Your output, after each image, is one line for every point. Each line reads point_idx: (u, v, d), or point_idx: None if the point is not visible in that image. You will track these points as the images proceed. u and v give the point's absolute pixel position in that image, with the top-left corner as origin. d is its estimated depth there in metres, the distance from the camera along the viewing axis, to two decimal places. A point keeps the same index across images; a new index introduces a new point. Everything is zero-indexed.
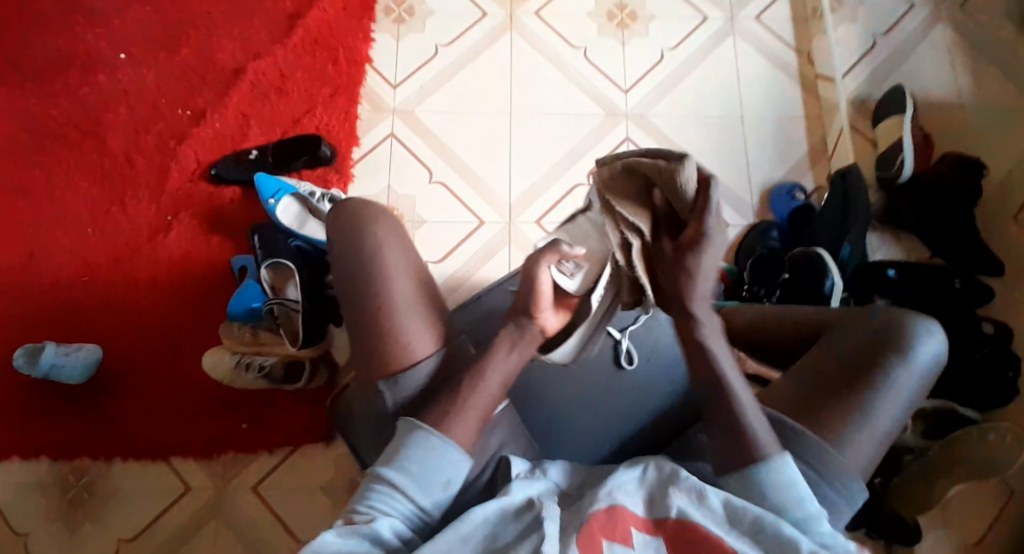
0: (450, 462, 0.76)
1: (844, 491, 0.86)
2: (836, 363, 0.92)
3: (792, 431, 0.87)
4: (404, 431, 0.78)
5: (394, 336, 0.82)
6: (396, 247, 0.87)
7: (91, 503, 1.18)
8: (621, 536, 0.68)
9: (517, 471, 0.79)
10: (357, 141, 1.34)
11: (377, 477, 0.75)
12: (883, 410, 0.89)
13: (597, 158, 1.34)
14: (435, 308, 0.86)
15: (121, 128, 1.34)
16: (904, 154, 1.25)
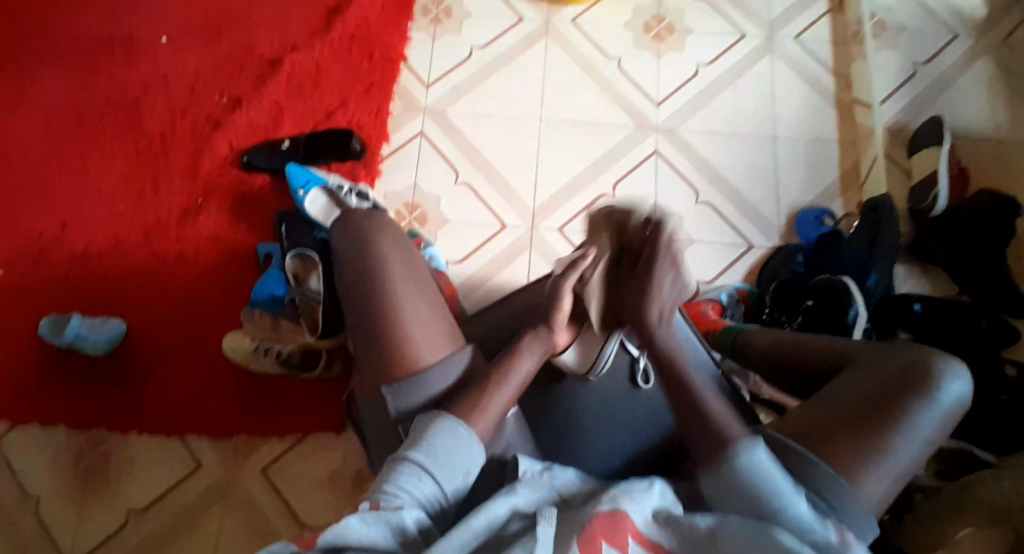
0: (472, 452, 0.80)
1: (855, 527, 0.82)
2: (855, 397, 0.89)
3: (802, 459, 0.85)
4: (429, 420, 0.82)
5: (401, 341, 0.88)
6: (400, 259, 0.94)
7: (103, 473, 1.20)
8: (619, 543, 0.66)
9: (525, 469, 0.80)
10: (387, 137, 1.36)
11: (403, 462, 0.77)
12: (903, 448, 0.85)
13: (623, 170, 1.35)
14: (440, 313, 0.92)
15: (159, 109, 1.37)
16: (939, 187, 1.24)
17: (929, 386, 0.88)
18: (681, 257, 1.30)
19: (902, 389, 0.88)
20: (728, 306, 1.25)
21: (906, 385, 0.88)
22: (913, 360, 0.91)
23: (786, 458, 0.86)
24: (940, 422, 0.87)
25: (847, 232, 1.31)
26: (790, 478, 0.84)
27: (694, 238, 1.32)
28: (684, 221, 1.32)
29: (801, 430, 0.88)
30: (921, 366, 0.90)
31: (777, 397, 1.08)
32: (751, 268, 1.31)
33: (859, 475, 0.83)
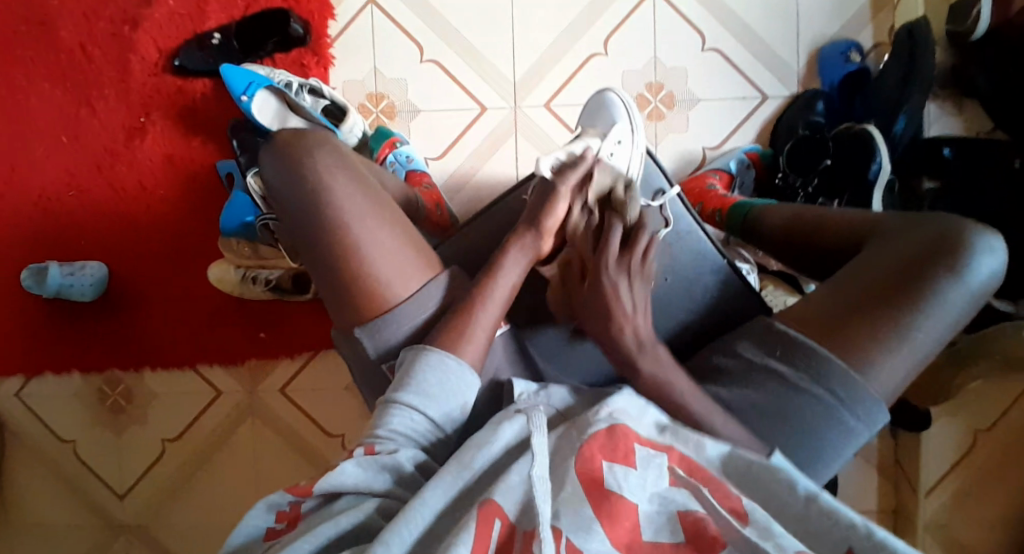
0: (464, 381, 0.74)
1: (865, 416, 0.80)
2: (879, 280, 0.81)
3: (812, 353, 0.81)
4: (414, 353, 0.75)
5: (366, 281, 0.77)
6: (342, 177, 0.78)
7: (130, 410, 1.23)
8: (622, 455, 0.66)
9: (520, 391, 0.77)
10: (332, 12, 1.14)
11: (393, 400, 0.72)
12: (924, 329, 0.79)
13: (617, 19, 1.14)
14: (404, 235, 0.79)
15: (63, 9, 1.16)
16: (982, 7, 1.04)
17: (959, 258, 0.80)
18: (686, 120, 1.16)
19: (929, 263, 0.80)
20: (737, 175, 1.14)
21: (933, 259, 0.80)
22: (945, 227, 0.82)
23: (794, 352, 0.83)
24: (967, 301, 0.80)
25: (876, 68, 1.14)
26: (798, 373, 0.82)
27: (700, 95, 1.16)
28: (689, 75, 1.15)
29: (813, 318, 0.83)
30: (951, 234, 0.81)
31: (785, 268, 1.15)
32: (765, 122, 1.17)
33: (872, 364, 0.79)
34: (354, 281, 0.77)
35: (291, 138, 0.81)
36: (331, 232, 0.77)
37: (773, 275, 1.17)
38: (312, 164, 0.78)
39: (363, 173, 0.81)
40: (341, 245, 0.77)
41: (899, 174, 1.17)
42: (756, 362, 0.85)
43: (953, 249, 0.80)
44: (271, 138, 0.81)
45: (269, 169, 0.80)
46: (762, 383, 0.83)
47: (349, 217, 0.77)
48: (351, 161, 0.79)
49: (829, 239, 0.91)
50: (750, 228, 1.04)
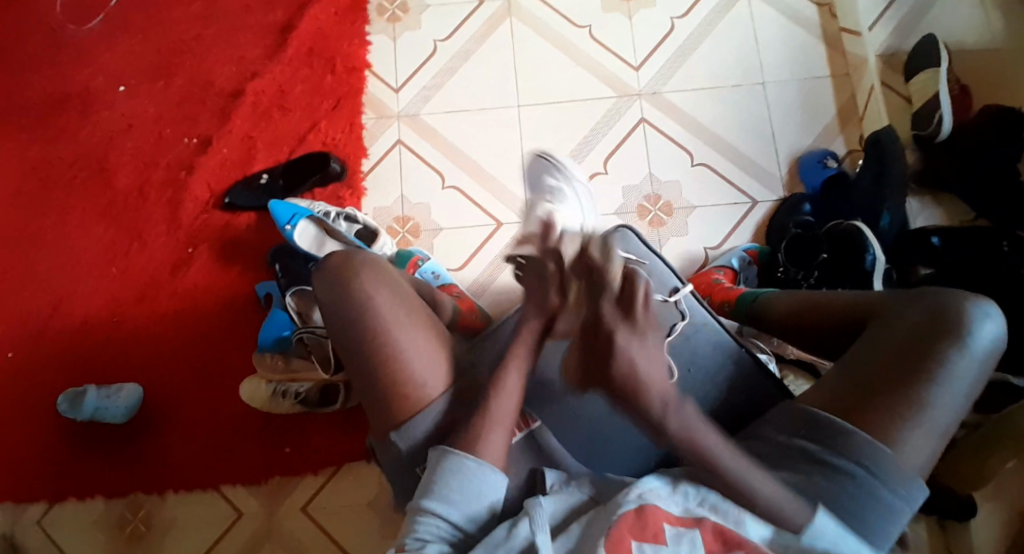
0: (488, 483, 0.78)
1: (901, 491, 0.78)
2: (886, 354, 0.82)
3: (838, 429, 0.80)
4: (439, 457, 0.79)
5: (405, 382, 0.82)
6: (384, 292, 0.85)
7: (149, 537, 1.20)
8: (651, 535, 0.73)
9: (552, 482, 0.84)
10: (365, 151, 1.31)
11: (419, 507, 0.77)
12: (940, 402, 0.79)
13: (613, 144, 1.29)
14: (439, 340, 0.86)
15: (131, 161, 1.34)
16: (942, 112, 1.18)
17: (960, 330, 0.81)
18: (685, 226, 1.27)
19: (933, 338, 0.81)
20: (740, 271, 1.21)
21: (935, 333, 0.81)
22: (940, 304, 0.83)
23: (821, 429, 0.81)
24: (976, 369, 0.80)
25: (852, 170, 1.26)
26: (828, 450, 0.80)
27: (696, 203, 1.28)
28: (683, 187, 1.28)
29: (829, 399, 0.82)
30: (948, 310, 0.82)
31: (802, 357, 1.14)
32: (758, 225, 1.27)
33: (899, 438, 0.78)
34: (393, 384, 0.82)
35: (334, 262, 0.88)
36: (376, 341, 0.83)
37: (792, 364, 1.15)
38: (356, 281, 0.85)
39: (402, 288, 0.88)
40: (387, 355, 0.82)
41: (893, 264, 1.21)
42: (784, 442, 0.83)
43: (951, 325, 0.81)
44: (320, 264, 0.88)
45: (319, 289, 0.87)
46: (795, 464, 0.81)
47: (395, 327, 0.83)
48: (391, 279, 0.87)
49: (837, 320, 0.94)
50: (758, 314, 1.07)
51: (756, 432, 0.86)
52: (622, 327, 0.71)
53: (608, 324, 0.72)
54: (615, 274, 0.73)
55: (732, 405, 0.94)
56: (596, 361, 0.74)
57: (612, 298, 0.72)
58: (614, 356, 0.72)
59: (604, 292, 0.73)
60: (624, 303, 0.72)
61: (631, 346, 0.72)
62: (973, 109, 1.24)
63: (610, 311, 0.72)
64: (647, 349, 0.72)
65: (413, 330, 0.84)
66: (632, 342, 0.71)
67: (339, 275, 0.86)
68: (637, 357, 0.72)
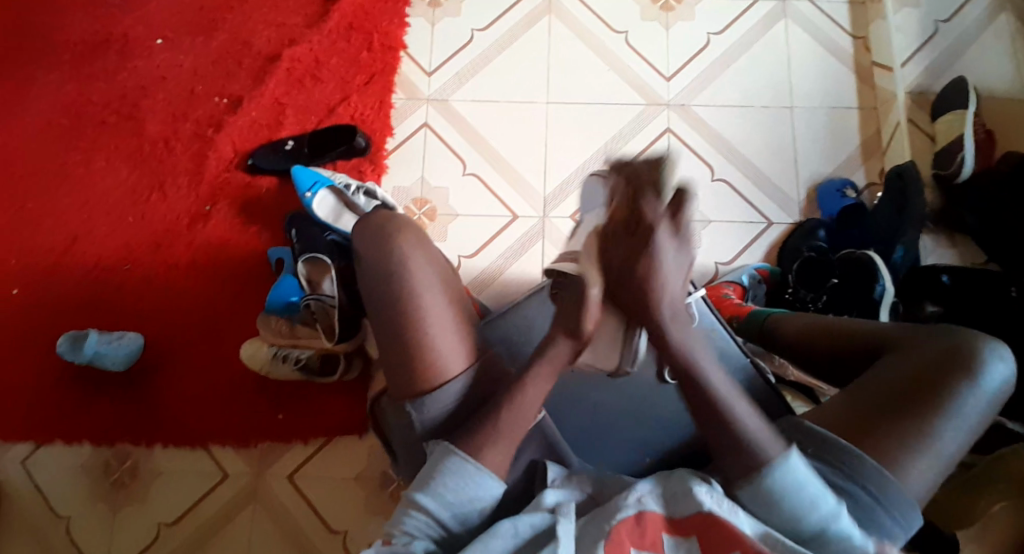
0: (484, 486, 0.76)
1: (899, 518, 0.78)
2: (895, 384, 0.83)
3: (845, 452, 0.80)
4: (441, 454, 0.78)
5: (427, 350, 0.82)
6: (419, 257, 0.86)
7: (133, 488, 1.20)
8: (648, 543, 0.71)
9: (552, 477, 0.81)
10: (391, 130, 1.32)
11: (413, 502, 0.76)
12: (948, 436, 0.80)
13: (636, 150, 1.30)
14: (462, 315, 0.86)
15: (159, 114, 1.34)
16: (965, 153, 1.20)
17: (972, 368, 0.82)
18: (699, 238, 1.27)
19: (946, 373, 0.82)
20: (749, 288, 1.22)
21: (948, 367, 0.82)
22: (956, 340, 0.84)
23: (827, 449, 0.81)
24: (984, 406, 0.81)
25: (870, 203, 1.27)
26: (833, 470, 0.80)
27: (712, 217, 1.28)
28: (701, 200, 1.29)
29: (836, 422, 0.83)
30: (964, 346, 0.83)
31: (802, 380, 1.10)
32: (771, 246, 1.27)
33: (904, 467, 0.79)
34: (414, 350, 0.82)
35: (379, 220, 0.89)
36: (402, 303, 0.83)
37: (791, 385, 1.10)
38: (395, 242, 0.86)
39: (436, 260, 0.89)
40: (410, 318, 0.83)
41: (902, 298, 1.23)
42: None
43: (963, 360, 0.82)
44: (359, 223, 0.89)
45: (356, 244, 0.88)
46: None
47: (423, 292, 0.84)
48: (431, 247, 0.88)
49: (851, 347, 0.94)
50: (768, 332, 1.08)
51: None
52: (662, 224, 0.73)
53: (648, 216, 0.72)
54: (665, 178, 0.74)
55: None
56: (626, 281, 0.76)
57: (656, 205, 0.73)
58: (641, 260, 0.74)
59: (650, 194, 0.73)
60: (669, 205, 0.73)
61: (665, 259, 0.74)
62: (996, 155, 1.25)
63: (654, 209, 0.73)
64: (675, 262, 0.75)
65: (440, 299, 0.85)
66: (661, 240, 0.73)
67: (381, 235, 0.87)
68: (665, 269, 0.74)
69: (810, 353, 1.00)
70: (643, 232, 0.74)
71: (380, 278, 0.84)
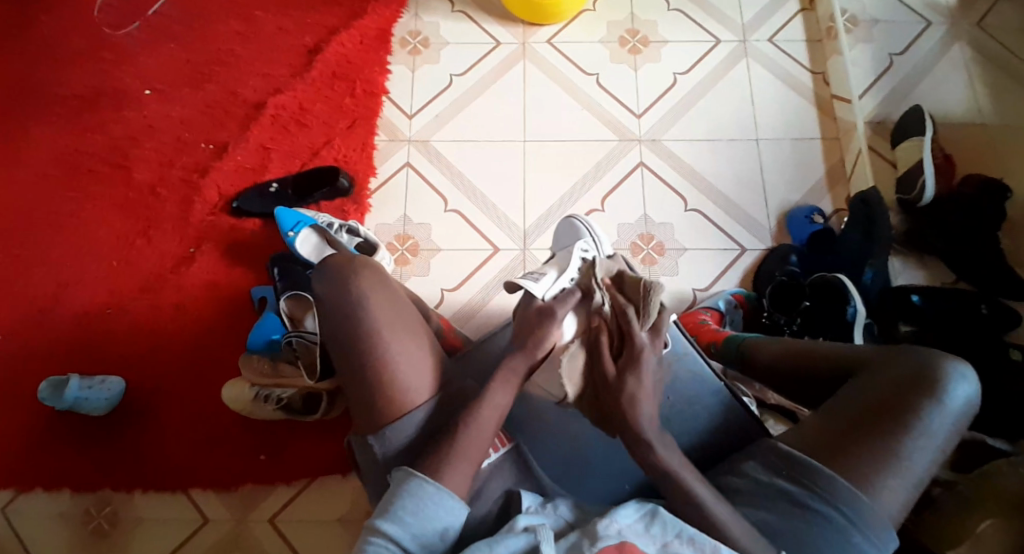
0: (444, 508, 0.77)
1: (877, 540, 0.79)
2: (864, 405, 0.84)
3: (819, 475, 0.81)
4: (402, 479, 0.78)
5: (392, 390, 0.84)
6: (381, 295, 0.87)
7: (112, 535, 1.17)
8: None
9: (528, 504, 0.82)
10: (374, 170, 1.35)
11: (373, 528, 0.75)
12: (918, 454, 0.81)
13: (611, 182, 1.34)
14: (428, 348, 0.87)
15: (146, 161, 1.38)
16: (925, 177, 1.23)
17: (938, 388, 0.83)
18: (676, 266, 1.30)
19: (912, 393, 0.84)
20: (726, 313, 1.24)
21: (913, 388, 0.84)
22: (919, 361, 0.86)
23: (800, 471, 0.83)
24: (952, 424, 0.83)
25: (838, 227, 1.31)
26: (807, 492, 0.81)
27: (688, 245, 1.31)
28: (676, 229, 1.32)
29: (809, 444, 0.85)
30: (929, 366, 0.85)
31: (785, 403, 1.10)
32: (746, 272, 1.30)
33: (876, 486, 0.80)
34: (380, 387, 0.84)
35: (339, 261, 0.90)
36: (366, 342, 0.84)
37: (773, 409, 1.11)
38: (356, 282, 0.87)
39: (397, 295, 0.90)
40: (374, 356, 0.84)
41: (876, 320, 1.22)
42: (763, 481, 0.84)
43: (929, 381, 0.84)
44: (318, 265, 0.90)
45: (316, 287, 0.88)
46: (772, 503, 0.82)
47: (385, 331, 0.85)
48: (393, 285, 0.89)
49: (822, 370, 0.96)
50: (743, 358, 1.09)
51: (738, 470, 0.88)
52: (651, 340, 0.84)
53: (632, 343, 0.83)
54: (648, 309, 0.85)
55: (709, 451, 0.98)
56: (604, 401, 0.84)
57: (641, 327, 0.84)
58: (629, 383, 0.81)
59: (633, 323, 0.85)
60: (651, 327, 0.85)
61: (646, 375, 0.81)
62: (957, 178, 1.30)
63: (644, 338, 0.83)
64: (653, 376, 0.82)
65: (404, 336, 0.86)
66: (646, 372, 0.81)
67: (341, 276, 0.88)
68: (647, 388, 0.81)
69: (787, 378, 1.01)
70: (628, 362, 0.82)
71: (342, 320, 0.85)
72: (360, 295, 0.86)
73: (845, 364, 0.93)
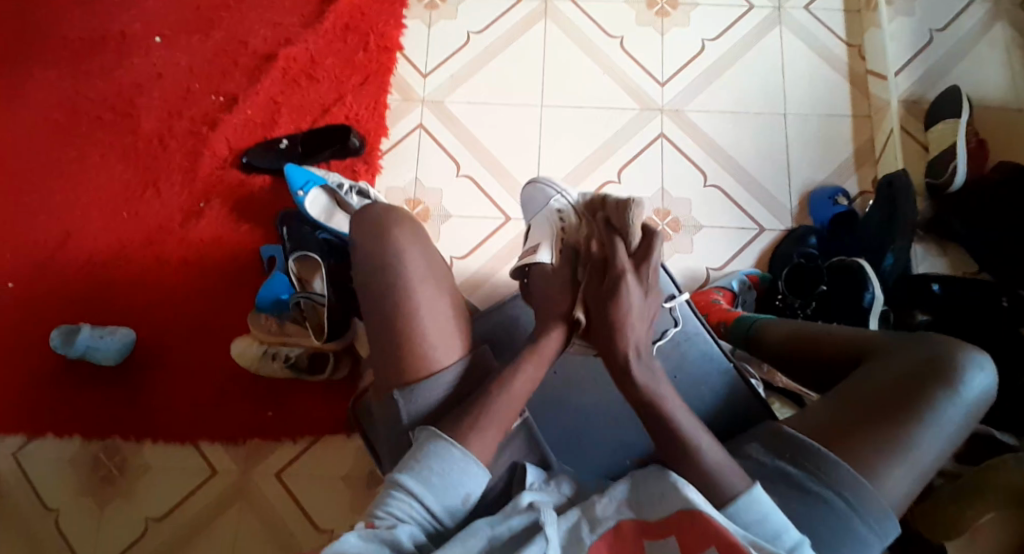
0: (467, 472, 0.75)
1: (876, 528, 0.78)
2: (875, 389, 0.83)
3: (823, 459, 0.80)
4: (425, 438, 0.77)
5: (418, 347, 0.80)
6: (416, 251, 0.84)
7: (121, 482, 1.20)
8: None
9: (532, 480, 0.81)
10: (386, 130, 1.33)
11: (397, 484, 0.75)
12: (924, 444, 0.80)
13: (629, 154, 1.31)
14: (455, 310, 0.85)
15: (156, 110, 1.36)
16: (956, 161, 1.19)
17: (951, 379, 0.82)
18: (690, 243, 1.27)
19: (923, 382, 0.82)
20: (739, 293, 1.21)
21: (927, 377, 0.82)
22: (935, 350, 0.84)
23: (804, 454, 0.81)
24: (963, 416, 0.81)
25: (862, 211, 1.27)
26: (808, 476, 0.80)
27: (703, 222, 1.28)
28: (693, 205, 1.29)
29: (814, 425, 0.83)
30: (945, 355, 0.83)
31: (791, 387, 1.11)
32: (762, 253, 1.27)
33: (881, 473, 0.79)
34: (402, 342, 0.80)
35: (377, 212, 0.87)
36: (393, 294, 0.81)
37: (779, 392, 1.12)
38: (392, 233, 0.84)
39: (433, 252, 0.87)
40: (400, 310, 0.81)
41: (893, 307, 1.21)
42: (765, 462, 0.83)
43: (943, 371, 0.83)
44: (357, 213, 0.88)
45: (354, 238, 0.86)
46: (770, 485, 0.81)
47: (414, 284, 0.82)
48: (429, 242, 0.86)
49: (834, 352, 0.94)
50: (753, 338, 1.07)
51: (740, 449, 0.86)
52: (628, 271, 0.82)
53: (617, 264, 0.81)
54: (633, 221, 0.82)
55: (716, 431, 0.97)
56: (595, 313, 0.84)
57: (624, 251, 0.82)
58: (609, 302, 0.81)
59: (621, 236, 0.83)
60: (637, 251, 0.82)
61: (630, 293, 0.82)
62: (989, 164, 1.25)
63: (620, 254, 0.82)
64: (639, 306, 0.82)
65: (437, 296, 0.83)
66: (630, 286, 0.81)
67: (378, 227, 0.86)
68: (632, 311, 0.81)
69: (795, 361, 0.99)
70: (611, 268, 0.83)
71: (374, 270, 0.83)
72: (396, 248, 0.83)
73: (858, 348, 0.91)
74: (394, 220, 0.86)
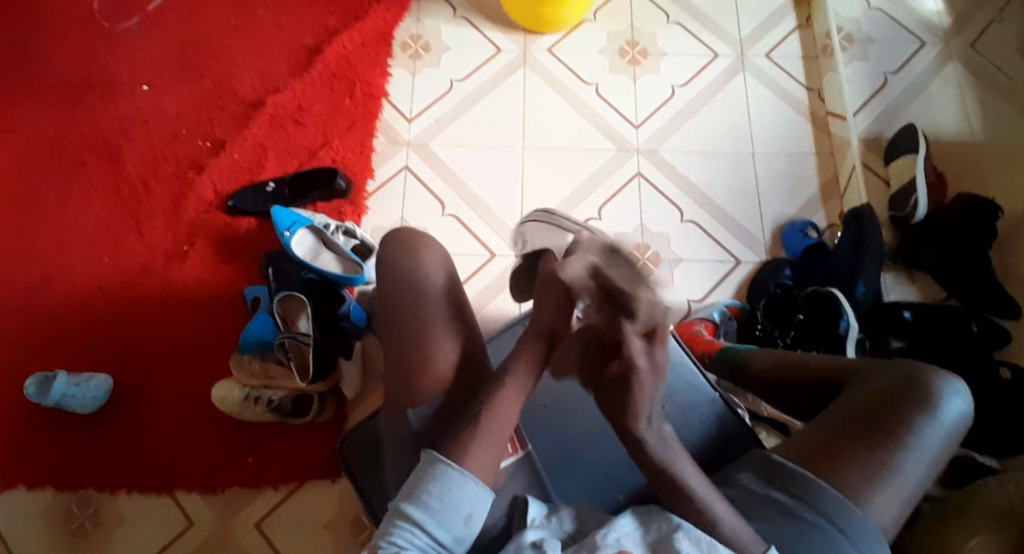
0: (468, 496, 0.74)
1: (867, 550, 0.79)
2: (858, 416, 0.84)
3: (811, 485, 0.81)
4: (426, 463, 0.76)
5: (424, 370, 0.82)
6: (438, 279, 0.86)
7: (95, 535, 1.15)
8: None
9: (533, 516, 0.79)
10: (372, 172, 1.35)
11: (399, 512, 0.73)
12: (907, 468, 0.81)
13: (609, 192, 1.35)
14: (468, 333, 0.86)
15: (140, 156, 1.36)
16: (918, 195, 1.24)
17: (930, 402, 0.83)
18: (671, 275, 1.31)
19: (903, 407, 0.83)
20: (721, 324, 1.23)
21: (906, 401, 0.84)
22: (912, 375, 0.86)
23: (793, 480, 0.82)
24: (943, 439, 0.83)
25: (832, 242, 1.32)
26: (797, 502, 0.81)
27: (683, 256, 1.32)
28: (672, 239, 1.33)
29: (801, 453, 0.85)
30: (922, 380, 0.85)
31: (776, 416, 1.13)
32: (739, 284, 1.31)
33: (868, 498, 0.80)
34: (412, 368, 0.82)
35: (406, 237, 0.89)
36: (411, 319, 0.83)
37: (764, 422, 1.15)
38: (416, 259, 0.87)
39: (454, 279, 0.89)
40: (415, 336, 0.83)
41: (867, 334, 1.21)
42: (757, 491, 0.84)
43: (922, 395, 0.84)
44: (387, 234, 0.90)
45: (379, 257, 0.88)
46: (764, 513, 0.82)
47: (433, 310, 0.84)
48: (452, 269, 0.88)
49: (815, 380, 0.95)
50: (735, 368, 1.08)
51: (733, 479, 0.87)
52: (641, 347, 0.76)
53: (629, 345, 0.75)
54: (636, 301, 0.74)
55: (708, 455, 0.97)
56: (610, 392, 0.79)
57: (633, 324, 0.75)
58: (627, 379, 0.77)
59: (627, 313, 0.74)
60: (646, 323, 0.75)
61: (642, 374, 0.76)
62: (948, 196, 1.32)
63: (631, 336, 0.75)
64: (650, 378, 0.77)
65: (454, 324, 0.85)
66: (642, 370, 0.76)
67: (406, 250, 0.87)
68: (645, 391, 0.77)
69: (776, 390, 1.01)
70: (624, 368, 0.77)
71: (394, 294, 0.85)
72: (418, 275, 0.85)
73: (838, 377, 0.93)
74: (422, 245, 0.88)
